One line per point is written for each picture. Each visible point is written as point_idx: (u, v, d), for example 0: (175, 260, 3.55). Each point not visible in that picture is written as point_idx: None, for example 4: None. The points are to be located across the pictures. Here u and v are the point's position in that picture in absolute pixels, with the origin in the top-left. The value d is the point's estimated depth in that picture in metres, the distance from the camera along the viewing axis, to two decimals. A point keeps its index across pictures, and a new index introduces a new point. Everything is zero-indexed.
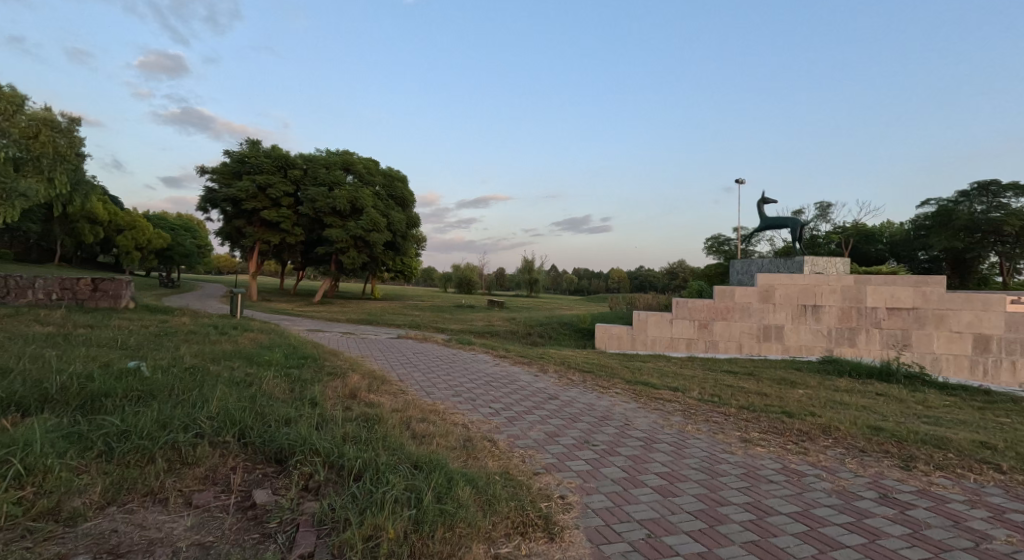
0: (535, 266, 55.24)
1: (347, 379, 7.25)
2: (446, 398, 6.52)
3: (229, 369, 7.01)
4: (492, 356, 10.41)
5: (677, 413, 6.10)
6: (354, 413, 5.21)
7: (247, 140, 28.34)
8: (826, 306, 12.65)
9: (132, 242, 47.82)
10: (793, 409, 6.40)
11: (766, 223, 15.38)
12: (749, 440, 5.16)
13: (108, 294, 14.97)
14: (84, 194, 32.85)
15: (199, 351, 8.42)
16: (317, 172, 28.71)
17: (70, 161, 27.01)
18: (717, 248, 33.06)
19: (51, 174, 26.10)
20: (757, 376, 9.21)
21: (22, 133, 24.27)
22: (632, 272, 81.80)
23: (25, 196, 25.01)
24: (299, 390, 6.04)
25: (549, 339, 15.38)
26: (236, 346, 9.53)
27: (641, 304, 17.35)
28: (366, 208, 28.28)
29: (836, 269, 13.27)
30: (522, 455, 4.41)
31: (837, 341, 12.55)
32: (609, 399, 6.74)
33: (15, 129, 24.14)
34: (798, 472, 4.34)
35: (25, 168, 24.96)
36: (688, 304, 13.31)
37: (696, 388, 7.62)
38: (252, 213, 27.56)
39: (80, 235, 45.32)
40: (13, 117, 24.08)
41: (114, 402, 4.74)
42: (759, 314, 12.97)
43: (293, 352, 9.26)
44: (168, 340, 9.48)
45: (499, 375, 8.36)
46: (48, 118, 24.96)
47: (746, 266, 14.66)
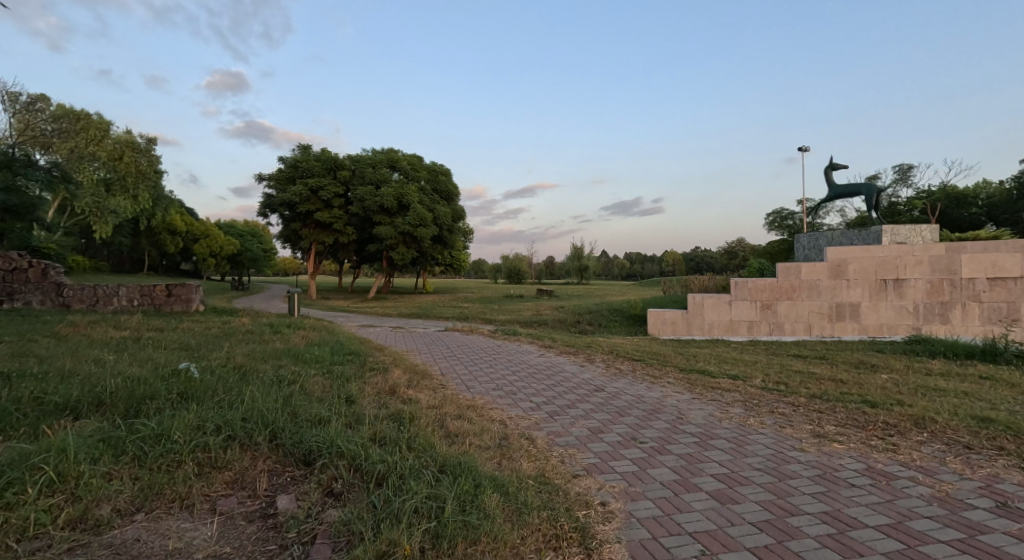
0: (586, 252, 54.43)
1: (388, 374, 7.11)
2: (488, 393, 6.24)
3: (274, 368, 6.98)
4: (539, 347, 10.08)
5: (737, 404, 5.54)
6: (388, 412, 4.95)
7: (298, 144, 29.22)
8: (910, 280, 11.48)
9: (207, 250, 50.83)
10: (876, 398, 5.68)
11: (836, 192, 14.15)
12: (823, 436, 4.56)
13: (181, 298, 15.74)
14: (162, 208, 35.17)
15: (249, 351, 8.49)
16: (364, 172, 29.19)
17: (151, 177, 29.13)
18: (779, 223, 31.20)
19: (136, 191, 28.41)
20: (830, 359, 8.38)
21: (110, 155, 26.90)
22: (688, 254, 79.11)
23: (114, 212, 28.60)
24: (338, 388, 5.88)
25: (600, 327, 14.90)
26: (286, 344, 9.67)
27: (697, 287, 16.50)
28: (413, 204, 28.48)
29: (921, 237, 11.99)
30: (560, 454, 4.06)
31: (925, 318, 11.39)
32: (661, 390, 6.26)
33: (104, 152, 26.56)
34: (886, 476, 3.76)
35: (114, 188, 28.08)
36: (748, 285, 12.42)
37: (760, 376, 6.98)
38: (307, 215, 28.40)
39: (162, 246, 48.55)
40: (102, 142, 26.48)
41: (158, 404, 4.34)
42: (830, 293, 11.93)
43: (340, 348, 9.28)
44: (224, 341, 9.72)
45: (545, 367, 8.01)
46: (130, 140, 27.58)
47: (814, 241, 13.57)
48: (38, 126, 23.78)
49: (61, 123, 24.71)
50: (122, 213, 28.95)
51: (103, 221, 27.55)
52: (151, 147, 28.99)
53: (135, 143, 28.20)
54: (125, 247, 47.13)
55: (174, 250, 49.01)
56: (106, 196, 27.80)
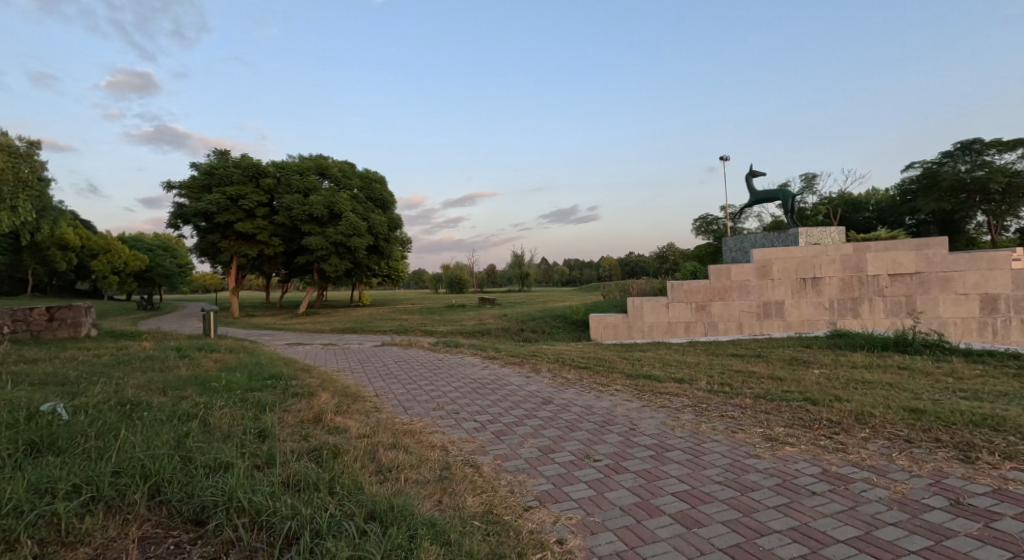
0: (524, 260, 54.71)
1: (315, 399, 6.43)
2: (426, 414, 5.73)
3: (178, 400, 6.14)
4: (481, 359, 9.62)
5: (688, 410, 5.35)
6: (309, 445, 4.36)
7: (215, 151, 27.29)
8: (825, 278, 12.00)
9: (109, 266, 46.50)
10: (815, 395, 5.68)
11: (757, 197, 14.69)
12: (776, 439, 4.41)
13: (66, 322, 14.15)
14: (53, 221, 31.56)
15: (150, 380, 7.50)
16: (291, 179, 27.66)
17: (33, 186, 25.94)
18: (705, 227, 32.55)
19: (17, 202, 25.10)
20: (767, 357, 8.50)
21: None
22: (621, 260, 81.47)
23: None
24: (251, 420, 5.21)
25: (542, 334, 14.64)
26: (198, 370, 8.67)
27: (635, 290, 16.65)
28: (344, 213, 27.27)
29: (833, 237, 12.61)
30: (509, 482, 3.65)
31: (840, 312, 11.92)
32: (610, 399, 5.99)
33: None
34: (844, 479, 3.63)
35: None
36: (683, 286, 12.57)
37: (703, 378, 6.88)
38: (227, 226, 26.53)
39: (53, 263, 43.69)
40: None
41: (5, 462, 3.62)
42: (759, 292, 12.28)
43: (260, 371, 8.42)
44: (122, 370, 8.57)
45: (488, 380, 7.58)
46: (8, 144, 24.86)
47: (741, 243, 14.01)
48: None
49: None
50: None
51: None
52: (35, 152, 26.15)
53: (14, 148, 25.28)
54: (3, 265, 42.29)
55: (67, 267, 44.26)
56: None
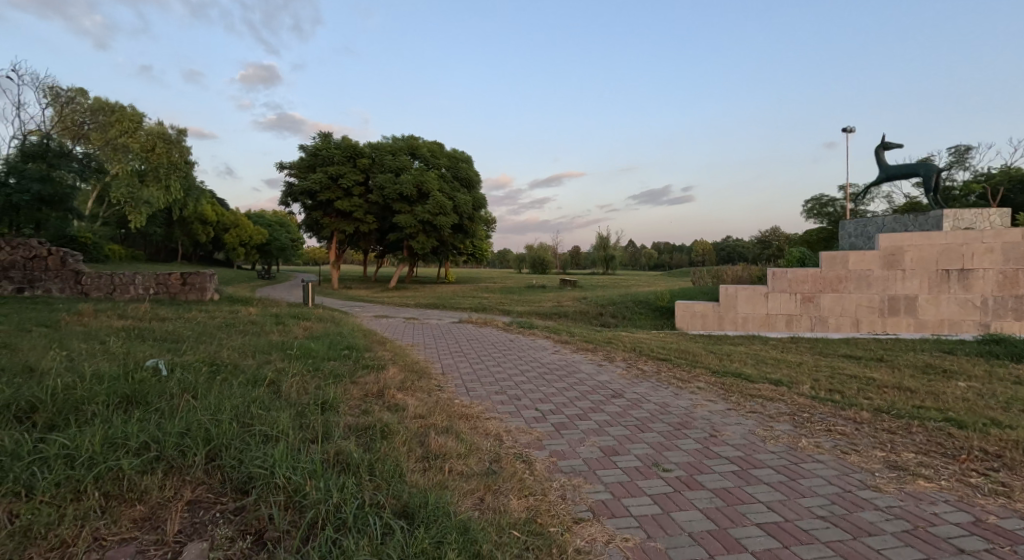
0: (612, 241, 53.26)
1: (382, 373, 6.37)
2: (487, 398, 5.44)
3: (257, 365, 6.31)
4: (555, 342, 9.21)
5: (784, 419, 4.60)
6: (361, 423, 4.04)
7: (319, 132, 28.82)
8: (978, 271, 10.22)
9: (238, 239, 51.38)
10: (960, 415, 4.68)
11: (889, 173, 12.80)
12: (904, 469, 3.60)
13: (195, 286, 15.42)
14: (196, 198, 35.04)
15: (239, 343, 7.89)
16: (384, 159, 28.59)
17: (182, 168, 28.71)
18: (818, 210, 29.16)
19: (168, 182, 28.29)
20: (891, 362, 7.29)
21: (142, 147, 26.50)
22: (718, 245, 76.83)
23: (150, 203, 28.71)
24: (313, 391, 5.02)
25: (624, 320, 13.92)
26: (285, 336, 9.05)
27: (730, 278, 15.35)
28: (433, 192, 27.76)
29: (991, 222, 10.60)
30: (563, 487, 3.23)
31: (995, 312, 10.15)
32: (691, 397, 5.35)
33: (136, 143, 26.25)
34: (1006, 537, 2.81)
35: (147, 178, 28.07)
36: (787, 275, 11.28)
37: (807, 381, 5.98)
38: (327, 204, 28.05)
39: (194, 235, 48.98)
40: (135, 133, 26.29)
41: (100, 416, 3.45)
42: (881, 284, 10.72)
43: (338, 341, 8.61)
44: (220, 332, 9.17)
45: (558, 366, 7.16)
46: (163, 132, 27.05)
47: (863, 227, 12.34)
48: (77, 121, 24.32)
49: (98, 118, 24.38)
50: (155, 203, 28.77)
51: (137, 210, 28.00)
52: (183, 139, 28.56)
53: (166, 135, 27.63)
54: (159, 237, 47.84)
55: (206, 239, 49.38)
56: (140, 187, 27.83)
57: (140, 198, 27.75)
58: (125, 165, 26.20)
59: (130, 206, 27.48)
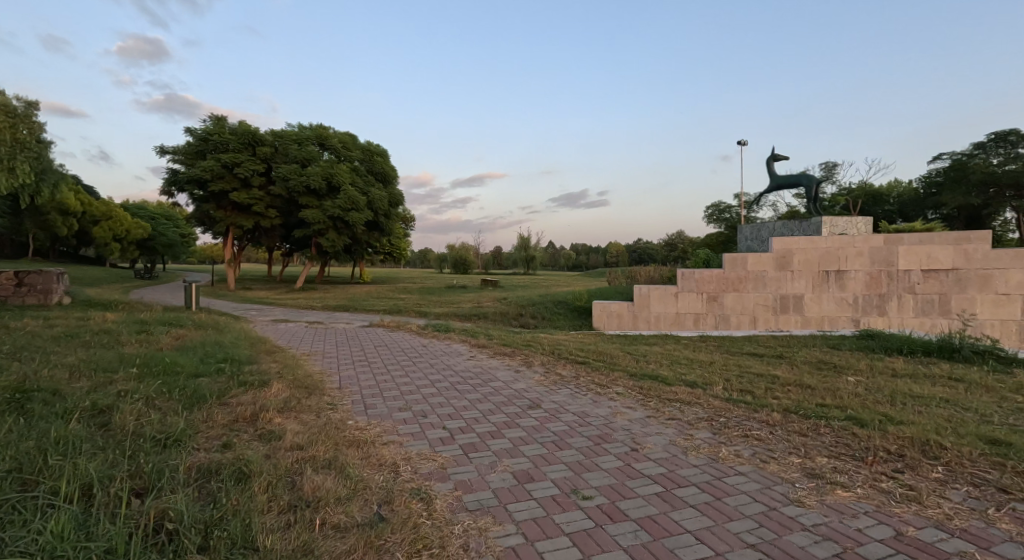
0: (531, 241, 53.77)
1: (263, 392, 5.51)
2: (387, 417, 4.78)
3: (99, 390, 5.23)
4: (470, 346, 8.67)
5: (702, 426, 4.35)
6: (206, 470, 3.34)
7: (212, 116, 26.20)
8: (851, 272, 10.90)
9: (111, 233, 45.99)
10: (860, 413, 4.66)
11: (778, 181, 13.52)
12: (821, 477, 3.40)
13: (37, 289, 13.38)
14: (53, 185, 30.47)
15: (84, 362, 6.61)
16: (289, 149, 26.54)
17: (33, 148, 24.00)
18: (717, 216, 31.03)
19: (15, 163, 23.15)
20: (790, 359, 7.47)
21: None
22: (629, 247, 80.15)
23: None
24: (157, 423, 4.19)
25: (542, 321, 13.66)
26: (149, 348, 7.76)
27: (643, 278, 15.61)
28: (343, 186, 26.16)
29: (860, 229, 11.52)
30: (464, 532, 2.70)
31: (864, 309, 10.85)
32: (609, 405, 5.01)
33: None
34: (932, 553, 2.61)
35: None
36: (694, 276, 11.55)
37: (719, 382, 5.88)
38: (222, 196, 25.62)
39: (54, 228, 42.83)
40: None
41: None
42: (775, 284, 11.23)
43: (216, 353, 7.48)
44: (65, 347, 7.66)
45: (472, 373, 6.61)
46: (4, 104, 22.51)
47: (758, 230, 12.93)
48: None
49: None
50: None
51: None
52: (33, 114, 24.34)
53: (11, 107, 23.47)
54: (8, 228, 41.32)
55: (67, 233, 43.67)
56: None
57: None
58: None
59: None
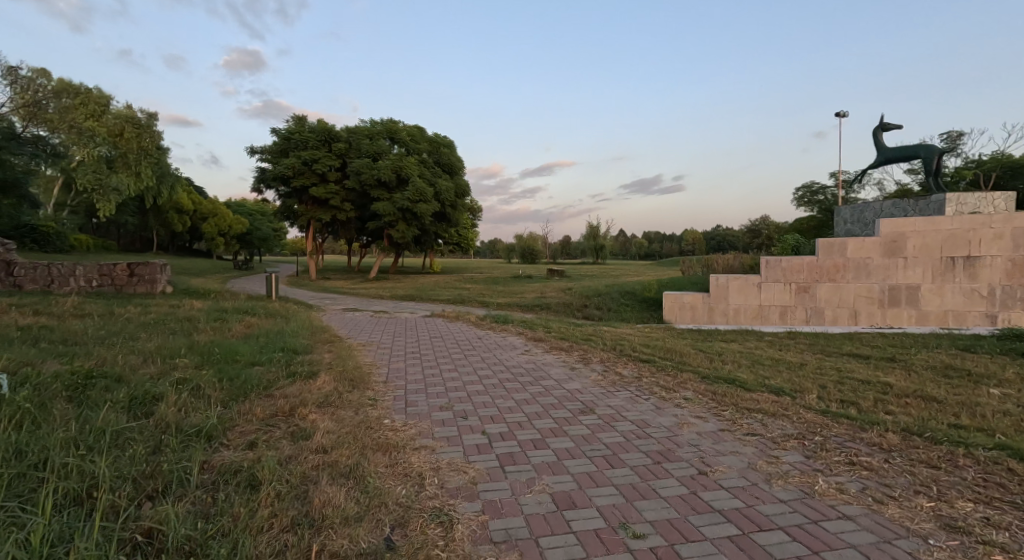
0: (602, 230, 52.51)
1: (309, 384, 5.34)
2: (426, 417, 4.41)
3: (156, 377, 5.28)
4: (527, 339, 8.19)
5: (792, 447, 3.60)
6: (227, 471, 2.98)
7: (293, 115, 27.41)
8: (985, 258, 9.32)
9: (216, 229, 50.01)
10: (1014, 441, 3.68)
11: (886, 156, 11.88)
12: (963, 531, 2.60)
13: (144, 278, 14.37)
14: (169, 186, 33.32)
15: (155, 347, 6.81)
16: (362, 143, 27.21)
17: (153, 155, 26.97)
18: (809, 198, 28.14)
19: (139, 169, 26.41)
20: (904, 364, 6.32)
21: (109, 133, 25.03)
22: (708, 234, 76.21)
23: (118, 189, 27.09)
24: (194, 415, 3.97)
25: (609, 312, 12.93)
26: (217, 335, 7.99)
27: (721, 267, 14.40)
28: (412, 178, 26.43)
29: (995, 207, 9.74)
30: None
31: (1003, 303, 9.25)
32: (675, 414, 4.34)
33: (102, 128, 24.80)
34: None
35: (115, 164, 26.15)
36: (781, 264, 10.37)
37: (816, 389, 5.00)
38: (302, 190, 26.83)
39: (169, 225, 47.25)
40: (101, 117, 24.81)
41: None
42: (882, 273, 9.82)
43: (275, 341, 7.53)
44: (144, 332, 8.05)
45: (525, 369, 6.12)
46: (131, 115, 25.52)
47: (860, 213, 11.42)
48: (38, 98, 20.95)
49: (63, 99, 22.42)
50: (124, 191, 27.11)
51: (105, 198, 26.40)
52: (155, 122, 26.70)
53: (136, 119, 26.07)
54: (131, 225, 46.15)
55: (182, 229, 47.93)
56: (108, 173, 26.08)
57: (108, 184, 26.23)
58: (90, 150, 24.32)
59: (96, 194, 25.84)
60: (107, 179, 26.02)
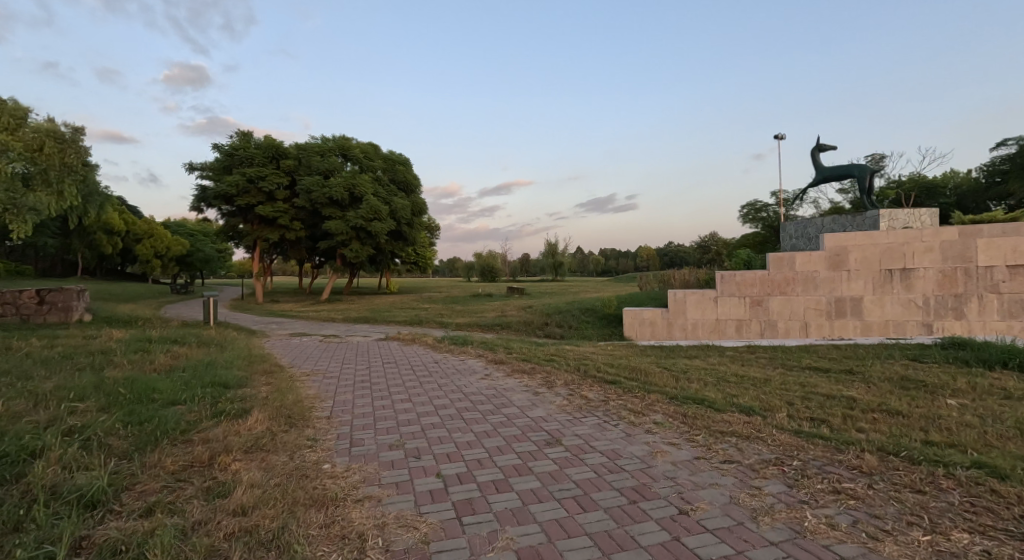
0: (559, 248, 52.75)
1: (239, 424, 4.75)
2: (373, 458, 3.92)
3: (49, 427, 4.59)
4: (486, 362, 7.76)
5: (773, 475, 3.32)
6: (107, 553, 2.64)
7: (237, 131, 26.23)
8: (919, 270, 9.58)
9: (153, 251, 47.05)
10: (991, 458, 3.51)
11: (823, 174, 12.23)
12: None
13: (57, 307, 13.16)
14: (97, 205, 31.02)
15: (56, 388, 5.98)
16: (311, 161, 26.28)
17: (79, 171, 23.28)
18: (754, 215, 29.03)
19: (62, 187, 22.66)
20: (863, 376, 6.27)
21: (25, 147, 21.44)
22: (660, 251, 78.09)
23: (37, 210, 22.77)
24: (83, 475, 3.58)
25: (569, 330, 12.65)
26: (138, 370, 7.16)
27: (678, 282, 14.42)
28: (365, 196, 25.68)
29: (924, 221, 10.14)
30: None
31: (936, 312, 9.50)
32: (646, 441, 4.02)
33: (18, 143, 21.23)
34: None
35: (33, 182, 22.11)
36: (735, 278, 10.40)
37: (784, 407, 4.79)
38: (247, 209, 25.59)
39: (100, 247, 44.01)
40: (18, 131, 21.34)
41: None
42: (829, 286, 9.97)
43: (204, 375, 6.80)
44: (48, 370, 7.13)
45: (484, 396, 5.68)
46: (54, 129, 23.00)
47: (804, 227, 11.68)
48: None
49: None
50: (44, 210, 22.98)
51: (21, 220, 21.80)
52: (80, 137, 23.01)
53: (59, 133, 22.49)
54: (56, 248, 42.69)
55: (115, 251, 44.75)
56: (24, 193, 21.57)
57: (24, 204, 21.51)
58: (5, 167, 20.20)
59: (8, 214, 21.31)
60: (22, 199, 21.38)
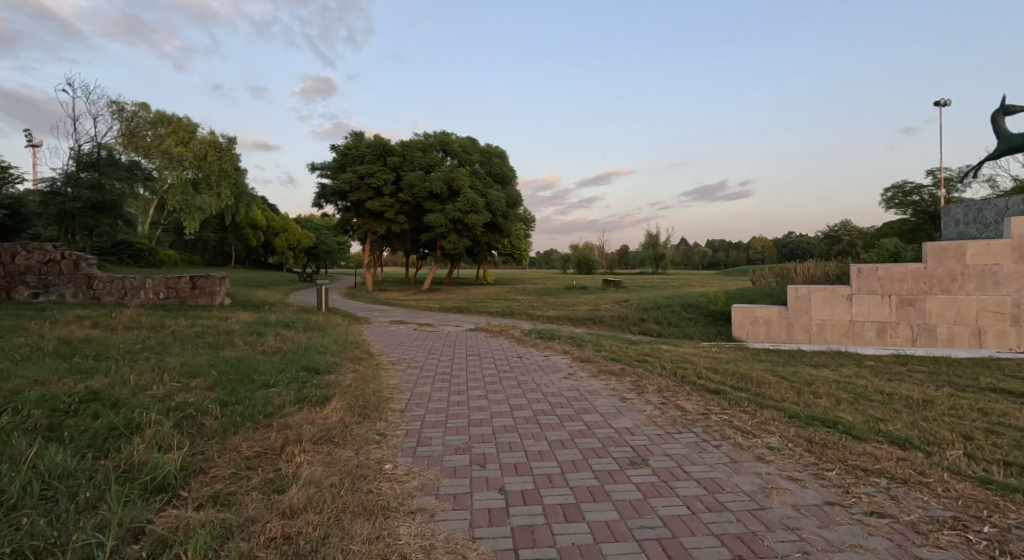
0: (661, 239, 50.28)
1: (314, 412, 4.68)
2: (435, 462, 3.58)
3: (154, 402, 4.85)
4: (573, 360, 7.22)
5: (954, 544, 2.45)
6: (154, 548, 2.52)
7: (351, 131, 27.87)
8: None
9: (287, 243, 52.19)
10: None
11: (1010, 144, 10.02)
12: None
13: (205, 291, 14.61)
14: (246, 204, 35.07)
15: (178, 364, 6.47)
16: (414, 156, 27.23)
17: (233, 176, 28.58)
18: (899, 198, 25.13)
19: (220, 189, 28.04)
20: None
21: (195, 156, 26.68)
22: (779, 243, 71.73)
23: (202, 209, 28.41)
24: (163, 455, 3.60)
25: (669, 327, 11.71)
26: (250, 350, 7.60)
27: (799, 277, 12.77)
28: (463, 189, 26.10)
29: None
30: None
31: None
32: (762, 473, 3.27)
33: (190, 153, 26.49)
34: None
35: (200, 186, 27.76)
36: (877, 273, 8.87)
37: (959, 442, 3.74)
38: (358, 205, 27.09)
39: (245, 240, 49.82)
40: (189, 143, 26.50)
41: None
42: (1014, 284, 8.13)
43: (299, 358, 7.01)
44: (176, 346, 7.81)
45: (567, 399, 5.15)
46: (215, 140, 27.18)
47: (978, 210, 9.67)
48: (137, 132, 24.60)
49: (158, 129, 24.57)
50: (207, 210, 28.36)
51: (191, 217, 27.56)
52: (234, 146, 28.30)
53: (218, 143, 27.73)
54: (211, 241, 48.95)
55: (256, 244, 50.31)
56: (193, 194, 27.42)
57: (194, 205, 27.40)
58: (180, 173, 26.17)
59: (185, 213, 27.37)
60: (193, 200, 27.24)
